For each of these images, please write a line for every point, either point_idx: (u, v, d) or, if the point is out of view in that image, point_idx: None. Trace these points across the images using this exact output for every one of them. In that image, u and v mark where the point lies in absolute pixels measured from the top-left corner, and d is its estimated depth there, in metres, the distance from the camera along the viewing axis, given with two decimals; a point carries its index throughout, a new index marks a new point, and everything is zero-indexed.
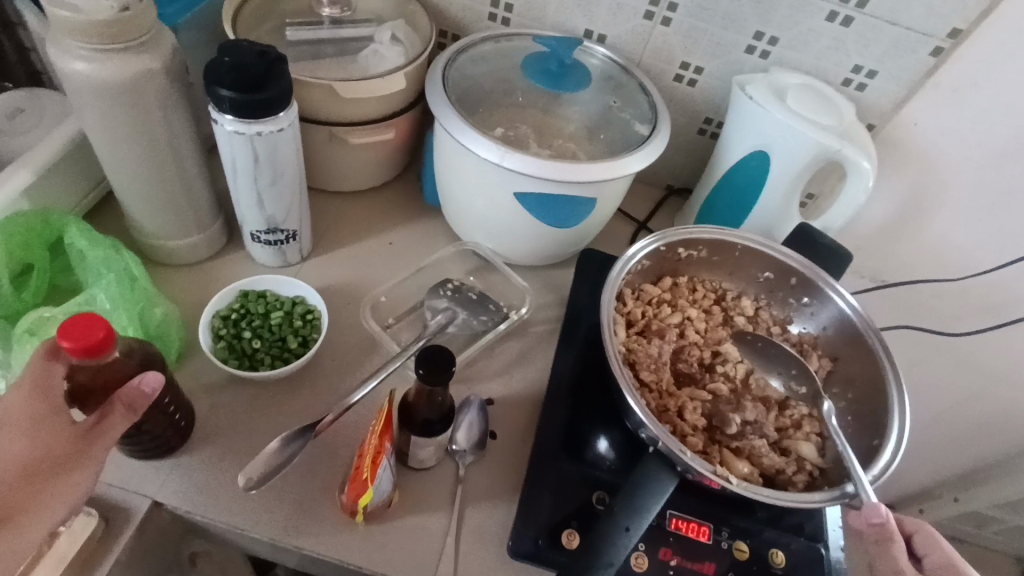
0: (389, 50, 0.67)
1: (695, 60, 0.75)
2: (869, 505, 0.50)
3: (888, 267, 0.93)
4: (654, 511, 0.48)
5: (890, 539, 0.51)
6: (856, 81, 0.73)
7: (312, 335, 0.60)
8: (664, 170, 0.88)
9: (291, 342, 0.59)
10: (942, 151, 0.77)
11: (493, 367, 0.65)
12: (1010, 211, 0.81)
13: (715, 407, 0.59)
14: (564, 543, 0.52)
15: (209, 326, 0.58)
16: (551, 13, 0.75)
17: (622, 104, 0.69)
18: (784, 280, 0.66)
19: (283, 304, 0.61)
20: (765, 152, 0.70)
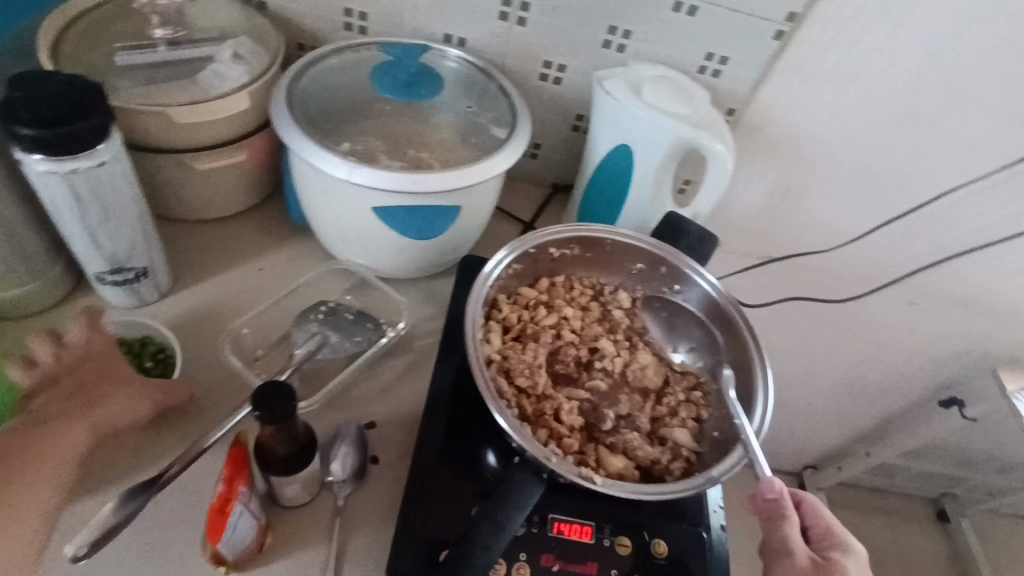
0: (231, 69, 0.64)
1: (557, 58, 0.75)
2: (765, 479, 0.50)
3: (770, 243, 0.97)
4: (513, 527, 0.47)
5: (782, 514, 0.50)
6: (711, 68, 0.74)
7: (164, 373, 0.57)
8: (547, 168, 0.88)
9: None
10: (798, 131, 0.81)
11: (373, 389, 0.64)
12: (866, 181, 0.86)
13: (593, 405, 0.59)
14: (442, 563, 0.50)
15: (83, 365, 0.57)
16: (407, 18, 0.73)
17: (477, 109, 0.68)
18: (654, 270, 0.66)
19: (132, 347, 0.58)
20: (628, 147, 0.71)
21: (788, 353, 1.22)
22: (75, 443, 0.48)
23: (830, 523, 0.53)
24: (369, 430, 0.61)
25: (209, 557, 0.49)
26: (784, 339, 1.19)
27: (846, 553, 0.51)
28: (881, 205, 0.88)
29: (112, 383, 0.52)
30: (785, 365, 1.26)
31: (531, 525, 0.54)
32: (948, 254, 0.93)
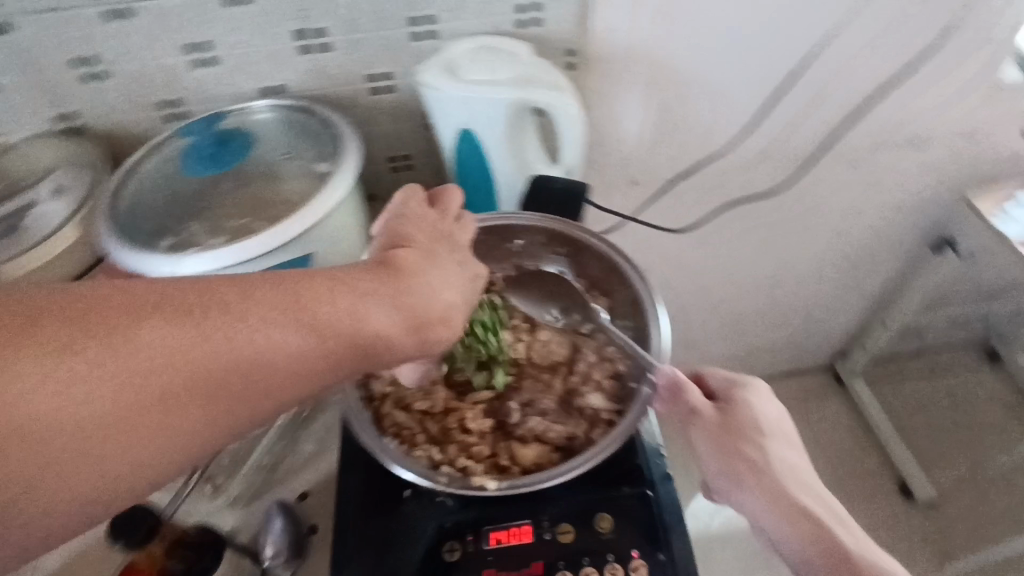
0: (54, 204, 0.64)
1: (377, 69, 0.72)
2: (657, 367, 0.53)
3: (679, 159, 0.93)
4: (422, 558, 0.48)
5: (682, 389, 0.54)
6: (529, 19, 0.70)
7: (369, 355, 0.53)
8: (426, 174, 0.85)
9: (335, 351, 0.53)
10: (647, 45, 0.77)
11: (299, 459, 0.63)
12: (740, 65, 0.82)
13: (500, 402, 0.57)
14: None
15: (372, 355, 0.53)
16: (218, 87, 0.72)
17: (297, 152, 0.66)
18: (532, 242, 0.64)
19: None
20: (468, 130, 0.68)
21: (758, 256, 1.17)
22: (279, 349, 0.38)
23: (721, 376, 0.57)
24: (303, 501, 0.60)
25: None
26: (747, 245, 1.14)
27: (745, 391, 0.56)
28: (769, 80, 0.84)
29: (378, 304, 0.42)
30: (761, 269, 1.21)
31: (466, 545, 0.52)
32: (865, 102, 0.90)
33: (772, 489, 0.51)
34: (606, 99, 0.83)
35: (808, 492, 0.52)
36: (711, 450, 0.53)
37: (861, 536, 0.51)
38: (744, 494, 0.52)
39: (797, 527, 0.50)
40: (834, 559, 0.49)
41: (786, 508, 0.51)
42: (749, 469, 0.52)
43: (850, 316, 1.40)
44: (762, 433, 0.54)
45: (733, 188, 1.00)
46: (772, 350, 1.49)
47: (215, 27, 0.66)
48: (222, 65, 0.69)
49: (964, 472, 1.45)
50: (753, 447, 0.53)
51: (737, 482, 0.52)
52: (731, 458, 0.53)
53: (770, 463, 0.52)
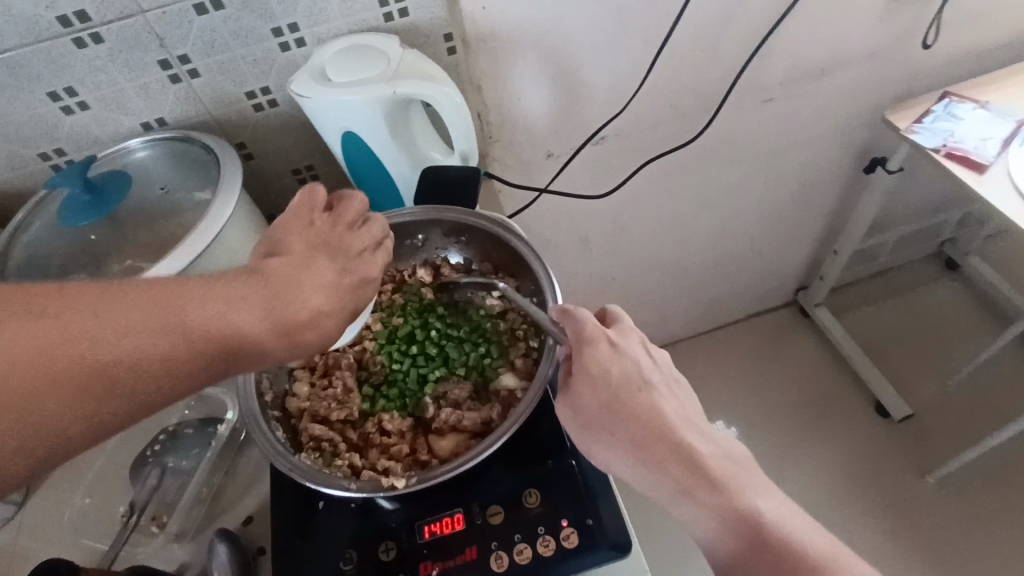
0: None
1: (254, 85, 0.71)
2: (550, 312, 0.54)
3: (589, 125, 0.93)
4: None
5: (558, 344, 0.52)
6: (395, 10, 0.69)
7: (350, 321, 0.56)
8: (335, 181, 0.84)
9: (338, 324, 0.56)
10: (524, 18, 0.77)
11: (237, 486, 0.63)
12: (627, 21, 0.81)
13: (414, 399, 0.57)
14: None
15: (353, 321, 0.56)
16: (97, 130, 0.71)
17: (173, 185, 0.66)
18: (430, 233, 0.64)
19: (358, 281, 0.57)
20: (351, 132, 0.67)
21: (694, 209, 1.17)
22: (143, 357, 0.38)
23: (573, 329, 0.51)
24: (248, 525, 0.60)
25: None
26: (681, 199, 1.14)
27: (600, 347, 0.49)
28: (658, 31, 0.83)
29: (251, 307, 0.41)
30: (701, 221, 1.21)
31: (400, 542, 0.52)
32: (762, 37, 0.89)
33: (639, 445, 0.47)
34: (499, 76, 0.82)
35: (675, 445, 0.47)
36: (574, 410, 0.49)
37: (742, 479, 0.46)
38: (614, 459, 0.48)
39: (670, 484, 0.46)
40: (709, 510, 0.45)
41: (656, 467, 0.46)
42: (616, 432, 0.47)
43: (802, 248, 1.41)
44: (622, 388, 0.48)
45: (654, 144, 1.00)
46: (735, 294, 1.50)
47: (75, 71, 0.65)
48: (94, 107, 0.68)
49: (937, 383, 1.47)
50: (618, 406, 0.48)
51: (606, 449, 0.48)
52: (598, 423, 0.48)
53: (633, 422, 0.47)
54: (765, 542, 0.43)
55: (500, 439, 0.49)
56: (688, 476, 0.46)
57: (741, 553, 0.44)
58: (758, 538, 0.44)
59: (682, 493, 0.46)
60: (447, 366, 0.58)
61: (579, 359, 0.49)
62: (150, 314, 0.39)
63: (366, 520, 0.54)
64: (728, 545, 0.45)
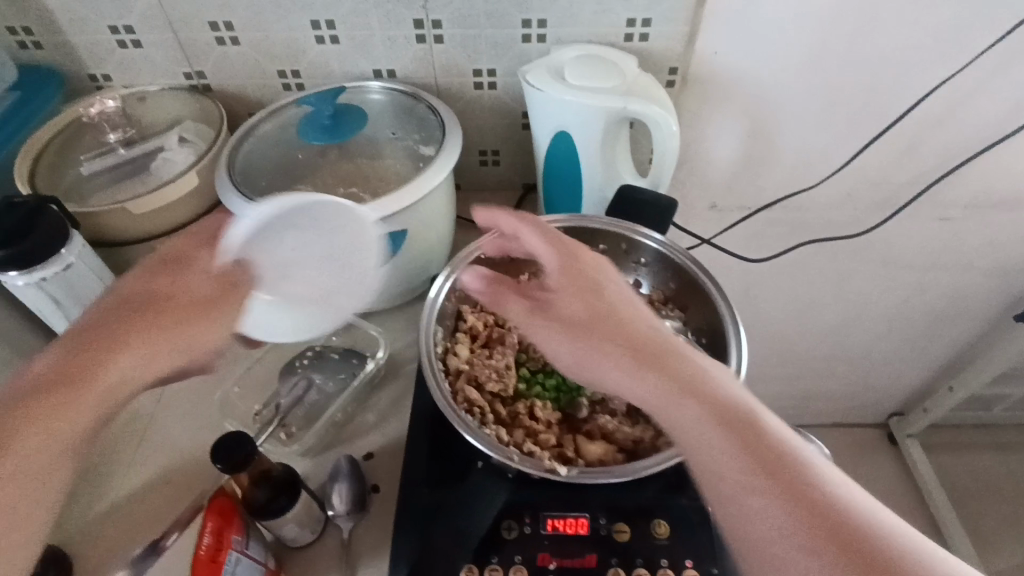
0: (179, 154, 0.70)
1: (484, 64, 0.75)
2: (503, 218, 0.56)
3: (760, 191, 0.94)
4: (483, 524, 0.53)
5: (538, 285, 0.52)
6: (637, 33, 0.72)
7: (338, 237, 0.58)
8: (511, 172, 0.88)
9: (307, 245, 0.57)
10: (747, 72, 0.79)
11: (366, 423, 0.65)
12: (841, 101, 0.81)
13: (568, 396, 0.59)
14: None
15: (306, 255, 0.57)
16: (335, 65, 0.76)
17: (402, 134, 0.70)
18: (617, 248, 0.66)
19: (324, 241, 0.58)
20: (565, 133, 0.70)
21: (825, 300, 1.14)
22: (109, 385, 0.46)
23: (560, 245, 0.52)
24: (368, 461, 0.62)
25: None
26: (816, 285, 1.11)
27: (593, 267, 0.51)
28: (869, 119, 0.84)
29: (145, 327, 0.49)
30: (826, 312, 1.18)
31: (524, 525, 0.53)
32: (963, 156, 0.88)
33: (631, 358, 0.44)
34: (702, 118, 0.84)
35: (655, 359, 0.44)
36: (565, 323, 0.47)
37: (751, 405, 0.41)
38: (604, 372, 0.45)
39: (654, 393, 0.42)
40: (682, 416, 0.41)
41: (641, 376, 0.43)
42: (605, 334, 0.46)
43: (915, 374, 1.35)
44: (608, 307, 0.47)
45: (813, 229, 0.99)
46: (828, 398, 1.45)
47: (343, 7, 0.70)
48: (342, 44, 0.74)
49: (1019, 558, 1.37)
50: (605, 318, 0.46)
51: (596, 354, 0.45)
52: (583, 329, 0.46)
53: (623, 333, 0.45)
54: (777, 465, 0.38)
55: (660, 463, 0.50)
56: (676, 382, 0.42)
57: (743, 471, 0.38)
58: (772, 465, 0.38)
59: (676, 401, 0.41)
60: None
61: (562, 278, 0.50)
62: (95, 356, 0.46)
63: (491, 492, 0.55)
64: (730, 461, 0.38)
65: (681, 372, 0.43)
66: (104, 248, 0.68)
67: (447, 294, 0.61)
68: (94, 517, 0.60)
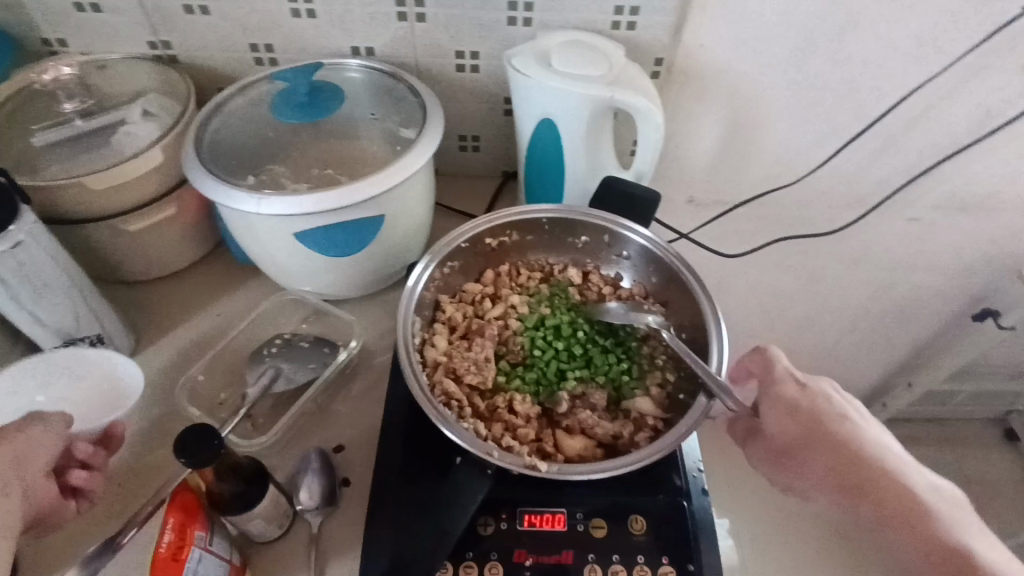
0: (142, 127, 0.66)
1: (468, 46, 0.73)
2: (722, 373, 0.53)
3: (738, 187, 0.94)
4: (461, 522, 0.51)
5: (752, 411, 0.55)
6: (625, 21, 0.70)
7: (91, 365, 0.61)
8: (491, 159, 0.86)
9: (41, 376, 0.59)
10: (732, 67, 0.78)
11: (337, 414, 0.63)
12: (823, 100, 0.82)
13: (547, 390, 0.59)
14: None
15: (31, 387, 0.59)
16: (310, 40, 0.73)
17: (382, 114, 0.67)
18: (599, 240, 0.65)
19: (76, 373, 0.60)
20: (550, 120, 0.68)
21: (796, 296, 1.16)
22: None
23: (756, 370, 0.56)
24: (339, 453, 0.60)
25: None
26: (787, 281, 1.12)
27: (786, 383, 0.54)
28: (849, 120, 0.84)
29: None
30: (796, 308, 1.20)
31: (500, 521, 0.53)
32: (936, 159, 0.89)
33: (831, 477, 0.50)
34: (686, 112, 0.84)
35: (857, 463, 0.50)
36: (773, 460, 0.53)
37: (948, 516, 0.47)
38: (814, 493, 0.51)
39: (872, 518, 0.48)
40: (886, 507, 0.48)
41: (855, 507, 0.49)
42: (804, 462, 0.51)
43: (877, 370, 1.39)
44: (817, 420, 0.52)
45: (787, 226, 1.01)
46: None
47: None
48: (319, 18, 0.70)
49: None
50: (812, 433, 0.51)
51: (800, 477, 0.51)
52: (794, 454, 0.52)
53: (846, 453, 0.50)
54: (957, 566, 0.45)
55: (638, 462, 0.49)
56: (900, 514, 0.47)
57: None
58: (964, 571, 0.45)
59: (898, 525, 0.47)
60: (585, 371, 0.60)
61: (767, 394, 0.54)
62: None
63: (470, 489, 0.53)
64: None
65: (871, 473, 0.49)
66: (58, 225, 0.64)
67: (425, 284, 0.59)
68: None
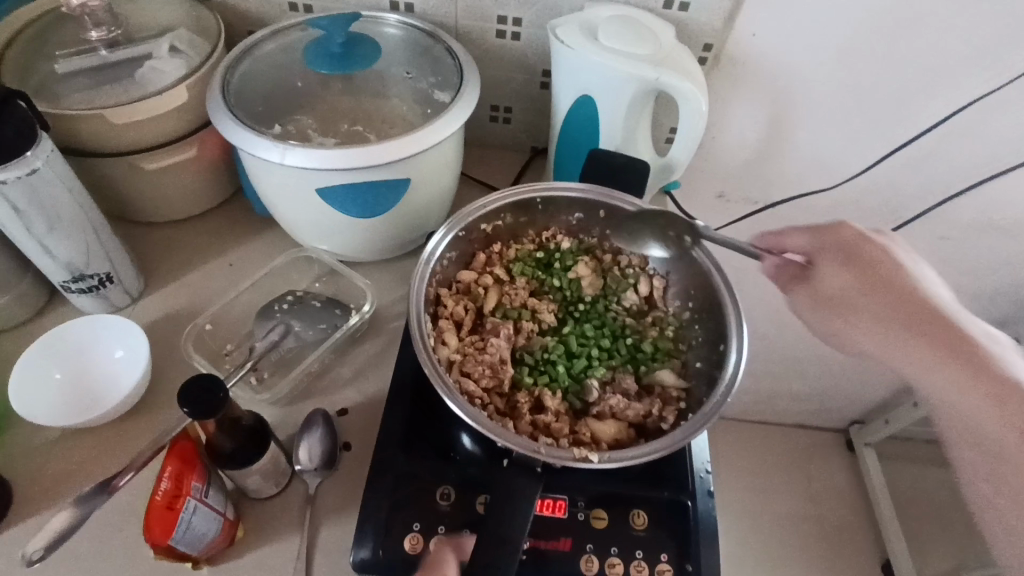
0: (168, 63, 0.63)
1: (511, 12, 0.70)
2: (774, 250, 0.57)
3: (768, 187, 0.92)
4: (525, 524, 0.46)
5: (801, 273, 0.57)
6: (677, 1, 0.67)
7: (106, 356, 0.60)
8: (521, 133, 0.83)
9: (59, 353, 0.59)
10: (782, 61, 0.75)
11: (343, 377, 0.62)
12: (873, 104, 0.79)
13: (573, 378, 0.59)
14: (433, 552, 0.49)
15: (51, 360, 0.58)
16: None
17: (416, 74, 0.65)
18: (595, 216, 0.64)
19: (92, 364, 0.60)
20: (589, 98, 0.66)
21: None
22: None
23: (813, 230, 0.56)
24: (342, 417, 0.59)
25: (174, 558, 0.49)
26: None
27: (874, 247, 0.54)
28: (894, 128, 0.81)
29: None
30: None
31: None
32: (980, 177, 0.86)
33: (911, 321, 0.50)
34: (727, 103, 0.81)
35: (921, 303, 0.51)
36: (818, 310, 0.55)
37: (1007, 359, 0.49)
38: (871, 336, 0.52)
39: (955, 365, 0.49)
40: (939, 346, 0.49)
41: (931, 351, 0.49)
42: (864, 308, 0.52)
43: None
44: (886, 281, 0.52)
45: (815, 233, 0.98)
46: None
47: None
48: None
49: None
50: (873, 283, 0.52)
51: (852, 325, 0.53)
52: (850, 299, 0.53)
53: (869, 301, 0.52)
54: None
55: (695, 431, 0.49)
56: (946, 342, 0.49)
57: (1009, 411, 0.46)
58: None
59: (934, 367, 0.49)
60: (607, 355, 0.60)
61: (823, 249, 0.55)
62: None
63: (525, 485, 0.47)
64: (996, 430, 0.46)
65: (934, 312, 0.50)
66: (76, 157, 0.62)
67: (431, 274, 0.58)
68: (42, 447, 0.56)
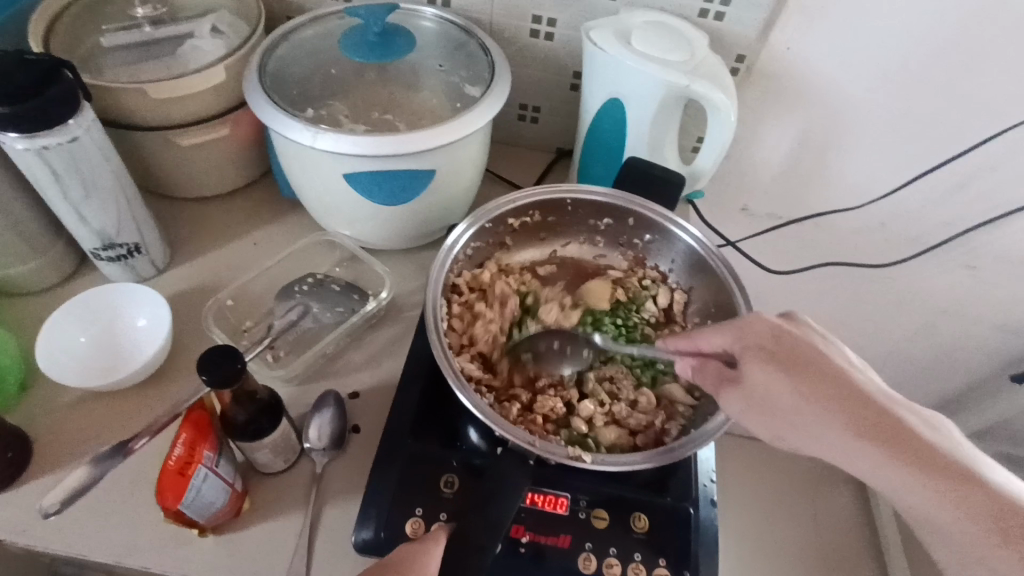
0: (209, 43, 0.65)
1: (547, 12, 0.70)
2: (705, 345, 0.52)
3: (792, 204, 0.92)
4: (507, 523, 0.46)
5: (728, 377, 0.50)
6: (713, 10, 0.67)
7: (127, 328, 0.62)
8: (548, 133, 0.84)
9: (89, 316, 0.61)
10: (816, 77, 0.75)
11: (357, 361, 0.63)
12: (907, 125, 0.78)
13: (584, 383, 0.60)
14: None
15: (84, 319, 0.61)
16: None
17: (450, 68, 0.66)
18: (623, 223, 0.64)
19: (116, 332, 0.61)
20: (619, 101, 0.66)
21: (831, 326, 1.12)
22: None
23: (724, 327, 0.51)
24: (353, 400, 0.60)
25: (182, 524, 0.50)
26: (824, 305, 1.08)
27: (783, 342, 0.48)
28: (925, 151, 0.80)
29: None
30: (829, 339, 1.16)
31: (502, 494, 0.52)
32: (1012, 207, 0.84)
33: (828, 401, 0.45)
34: (755, 116, 0.80)
35: (852, 397, 0.45)
36: (751, 404, 0.48)
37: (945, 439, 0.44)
38: (823, 438, 0.45)
39: (969, 512, 0.40)
40: (901, 434, 0.43)
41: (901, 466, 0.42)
42: (810, 419, 0.46)
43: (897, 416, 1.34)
44: (821, 373, 0.46)
45: (836, 254, 0.97)
46: None
47: None
48: None
49: None
50: (795, 359, 0.47)
51: (796, 433, 0.46)
52: (780, 410, 0.47)
53: (836, 387, 0.46)
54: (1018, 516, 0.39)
55: (704, 441, 0.49)
56: (902, 449, 0.43)
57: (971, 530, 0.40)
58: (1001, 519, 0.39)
59: (853, 438, 0.44)
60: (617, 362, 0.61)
61: (744, 354, 0.49)
62: None
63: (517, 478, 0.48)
64: (919, 490, 0.41)
65: (858, 393, 0.46)
66: (115, 129, 0.64)
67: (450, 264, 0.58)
68: (61, 407, 0.57)
